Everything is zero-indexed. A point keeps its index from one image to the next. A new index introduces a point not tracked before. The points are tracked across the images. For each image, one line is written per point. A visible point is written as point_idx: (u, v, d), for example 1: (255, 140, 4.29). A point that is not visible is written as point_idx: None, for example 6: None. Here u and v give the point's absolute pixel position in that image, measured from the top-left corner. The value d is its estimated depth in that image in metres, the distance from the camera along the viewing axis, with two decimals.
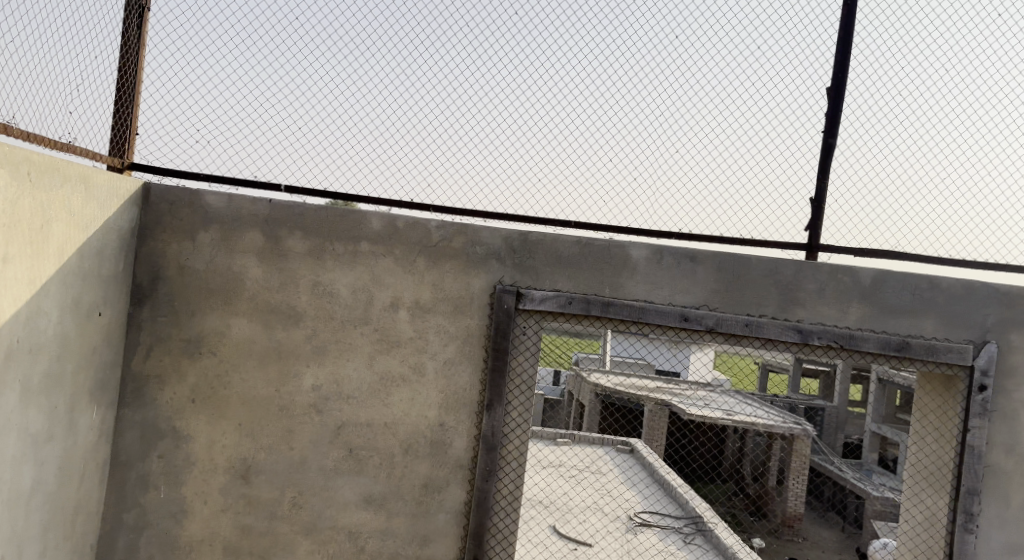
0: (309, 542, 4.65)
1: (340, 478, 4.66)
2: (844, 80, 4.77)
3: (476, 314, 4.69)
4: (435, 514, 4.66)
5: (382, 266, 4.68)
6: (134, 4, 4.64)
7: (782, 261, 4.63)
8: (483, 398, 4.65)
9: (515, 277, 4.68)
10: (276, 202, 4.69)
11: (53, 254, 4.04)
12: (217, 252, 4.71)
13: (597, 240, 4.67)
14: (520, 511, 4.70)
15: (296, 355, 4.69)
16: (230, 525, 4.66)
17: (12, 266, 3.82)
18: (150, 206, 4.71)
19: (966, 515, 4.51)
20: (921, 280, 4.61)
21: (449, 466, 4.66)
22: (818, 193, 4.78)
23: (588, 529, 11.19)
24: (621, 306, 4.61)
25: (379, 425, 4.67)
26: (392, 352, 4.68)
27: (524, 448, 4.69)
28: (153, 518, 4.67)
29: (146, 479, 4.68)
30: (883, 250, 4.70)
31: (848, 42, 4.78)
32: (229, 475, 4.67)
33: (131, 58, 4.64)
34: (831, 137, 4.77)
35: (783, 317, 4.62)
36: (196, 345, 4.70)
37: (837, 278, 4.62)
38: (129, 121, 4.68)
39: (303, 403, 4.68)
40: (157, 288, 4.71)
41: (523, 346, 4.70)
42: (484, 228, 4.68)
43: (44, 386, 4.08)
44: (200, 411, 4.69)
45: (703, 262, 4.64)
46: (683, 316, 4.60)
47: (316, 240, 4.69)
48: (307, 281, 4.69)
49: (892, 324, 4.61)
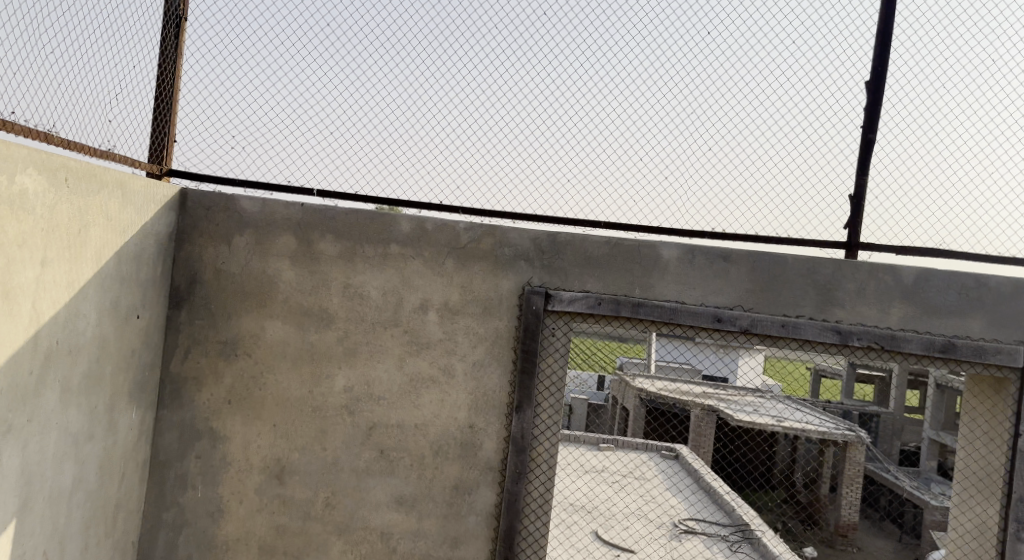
0: (342, 543, 4.59)
1: (371, 479, 4.60)
2: (884, 74, 4.60)
3: (506, 315, 4.61)
4: (467, 516, 4.58)
5: (412, 268, 4.63)
6: (171, 13, 4.56)
7: (820, 261, 4.48)
8: (513, 400, 4.57)
9: (544, 278, 4.60)
10: (308, 206, 4.64)
11: (91, 258, 3.81)
12: (251, 256, 4.67)
13: (627, 240, 4.57)
14: (552, 515, 4.58)
15: (328, 357, 4.63)
16: (265, 525, 4.61)
17: (50, 270, 3.59)
18: (187, 211, 4.68)
19: (1018, 523, 4.30)
20: (968, 279, 4.42)
21: (480, 468, 4.59)
22: (857, 190, 4.62)
23: (633, 537, 11.02)
24: (651, 306, 4.50)
25: (410, 427, 4.60)
26: (422, 354, 4.62)
27: (556, 450, 4.59)
28: (191, 516, 4.64)
29: (184, 478, 4.65)
30: (926, 248, 4.52)
31: (888, 35, 4.61)
32: (264, 475, 4.62)
33: (169, 66, 4.57)
34: (871, 133, 4.61)
35: (821, 318, 4.47)
36: (231, 348, 4.66)
37: (878, 277, 4.45)
38: (167, 128, 4.63)
39: (335, 405, 4.62)
40: (194, 291, 4.68)
41: (553, 347, 4.62)
42: (513, 229, 4.61)
43: (84, 388, 3.88)
44: (235, 412, 4.64)
45: (737, 262, 4.51)
46: (717, 317, 4.47)
47: (346, 243, 4.64)
48: (338, 282, 4.64)
49: (938, 325, 4.42)
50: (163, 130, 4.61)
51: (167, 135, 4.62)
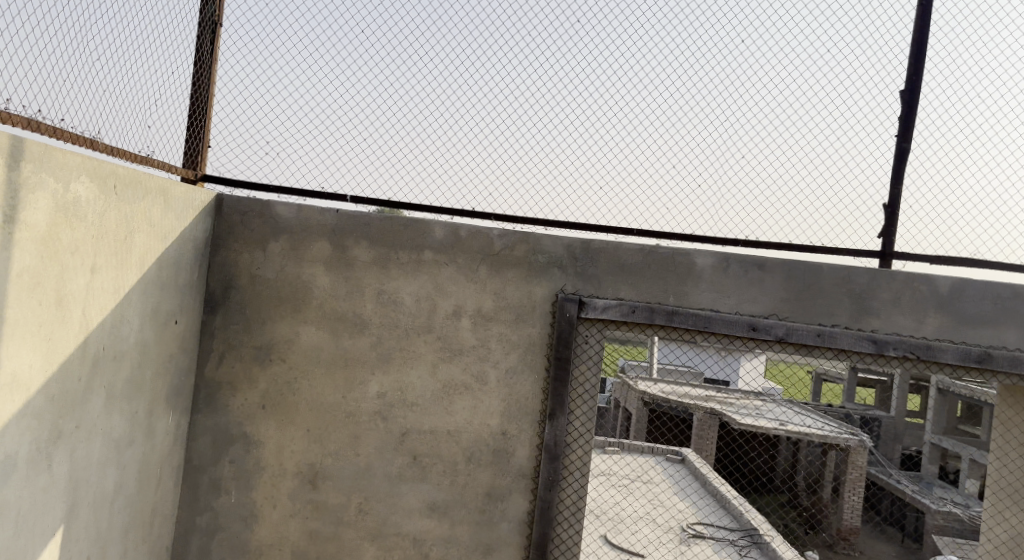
0: (374, 549, 4.57)
1: (404, 485, 4.58)
2: (919, 82, 4.59)
3: (540, 323, 4.60)
4: (499, 523, 4.57)
5: (446, 275, 4.61)
6: (207, 19, 4.54)
7: (855, 269, 4.48)
8: (546, 407, 4.56)
9: (578, 286, 4.58)
10: (343, 212, 4.62)
11: (136, 264, 3.79)
12: (286, 261, 4.65)
13: (661, 248, 4.56)
14: (585, 522, 4.57)
15: (361, 363, 4.61)
16: (298, 531, 4.59)
17: (99, 276, 3.57)
18: (222, 216, 4.66)
19: None
20: (1003, 289, 4.42)
21: (513, 474, 4.57)
22: (892, 198, 4.61)
23: (641, 540, 11.06)
24: (685, 314, 4.49)
25: (443, 433, 4.59)
26: (456, 360, 4.60)
27: (589, 458, 4.58)
28: (225, 521, 4.62)
29: (218, 483, 4.63)
30: (961, 257, 4.51)
31: (922, 43, 4.60)
32: (297, 481, 4.60)
33: (205, 71, 4.55)
34: (905, 142, 4.60)
35: (856, 327, 4.46)
36: (265, 353, 4.64)
37: (914, 286, 4.45)
38: (202, 134, 4.60)
39: (369, 411, 4.60)
40: (229, 296, 4.66)
41: (586, 354, 4.60)
42: (547, 236, 4.59)
43: (126, 393, 3.86)
44: (269, 417, 4.62)
45: (772, 270, 4.51)
46: (752, 325, 4.47)
47: (380, 249, 4.62)
48: (372, 288, 4.62)
49: (973, 335, 4.42)
50: (198, 135, 4.58)
51: (202, 140, 4.60)
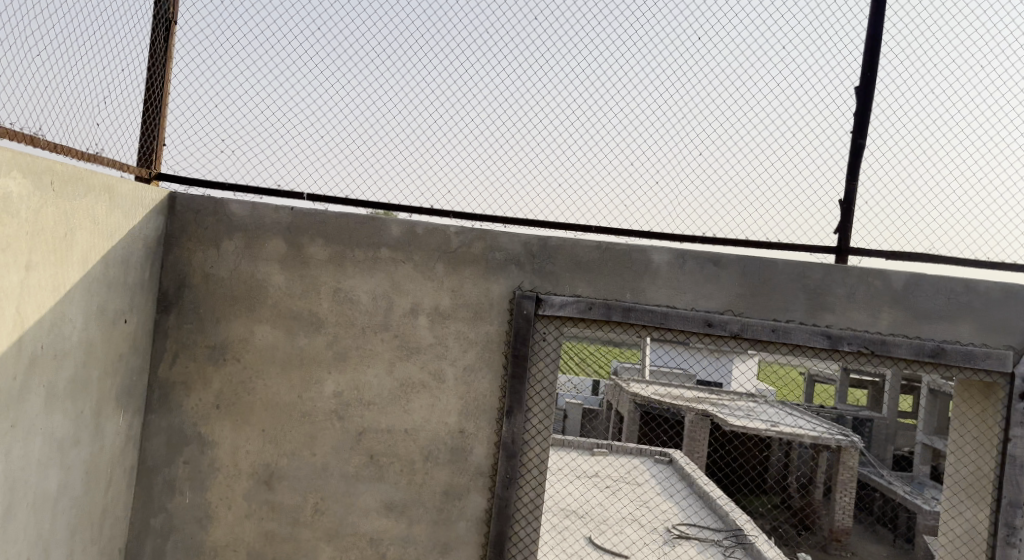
0: (331, 548, 4.57)
1: (361, 484, 4.58)
2: (873, 79, 4.60)
3: (496, 320, 4.60)
4: (456, 522, 4.56)
5: (402, 272, 4.61)
6: (161, 16, 4.55)
7: (811, 264, 4.49)
8: (504, 404, 4.55)
9: (535, 283, 4.58)
10: (299, 210, 4.63)
11: (77, 262, 3.82)
12: (241, 260, 4.65)
13: (618, 244, 4.56)
14: (543, 521, 4.56)
15: (318, 361, 4.61)
16: (254, 532, 4.59)
17: (35, 273, 3.60)
18: (176, 215, 4.66)
19: (1008, 528, 4.29)
20: (956, 283, 4.42)
21: (470, 473, 4.56)
22: (847, 194, 4.61)
23: (623, 542, 11.01)
24: (642, 311, 4.50)
25: (399, 432, 4.59)
26: (412, 359, 4.60)
27: (546, 456, 4.57)
28: (179, 523, 4.62)
29: (172, 484, 4.63)
30: (917, 252, 4.52)
31: (878, 37, 4.61)
32: (253, 481, 4.60)
33: (158, 70, 4.55)
34: (861, 138, 4.61)
35: (811, 323, 4.47)
36: (220, 352, 4.65)
37: (869, 282, 4.46)
38: (156, 132, 4.61)
39: (325, 409, 4.60)
40: (182, 295, 4.66)
41: (543, 351, 4.61)
42: (504, 233, 4.59)
43: (69, 392, 3.88)
44: (224, 418, 4.63)
45: (727, 266, 4.51)
46: (708, 322, 4.47)
47: (337, 247, 4.63)
48: (328, 287, 4.62)
49: (927, 330, 4.43)
50: (152, 133, 4.59)
51: (156, 137, 4.60)
